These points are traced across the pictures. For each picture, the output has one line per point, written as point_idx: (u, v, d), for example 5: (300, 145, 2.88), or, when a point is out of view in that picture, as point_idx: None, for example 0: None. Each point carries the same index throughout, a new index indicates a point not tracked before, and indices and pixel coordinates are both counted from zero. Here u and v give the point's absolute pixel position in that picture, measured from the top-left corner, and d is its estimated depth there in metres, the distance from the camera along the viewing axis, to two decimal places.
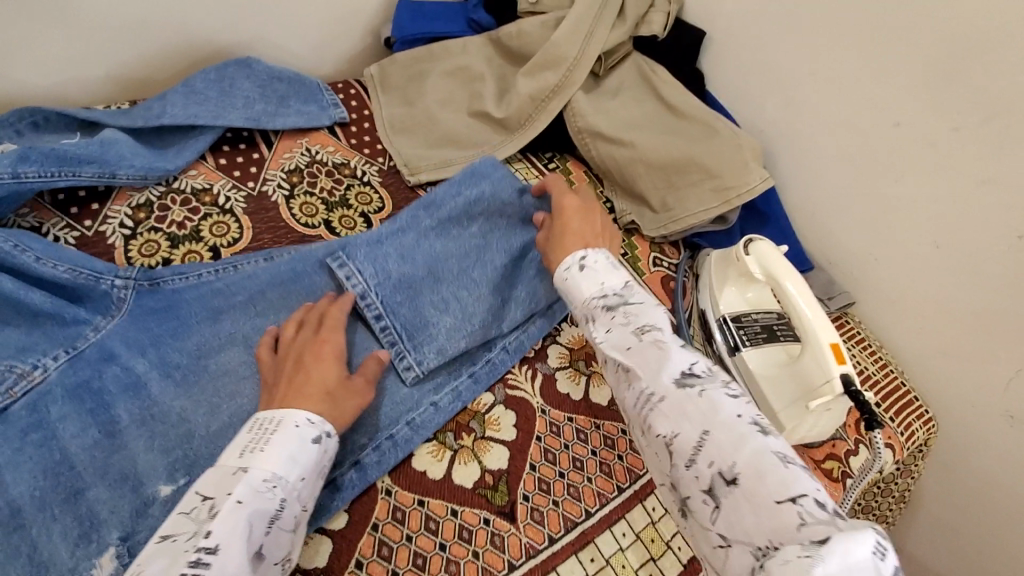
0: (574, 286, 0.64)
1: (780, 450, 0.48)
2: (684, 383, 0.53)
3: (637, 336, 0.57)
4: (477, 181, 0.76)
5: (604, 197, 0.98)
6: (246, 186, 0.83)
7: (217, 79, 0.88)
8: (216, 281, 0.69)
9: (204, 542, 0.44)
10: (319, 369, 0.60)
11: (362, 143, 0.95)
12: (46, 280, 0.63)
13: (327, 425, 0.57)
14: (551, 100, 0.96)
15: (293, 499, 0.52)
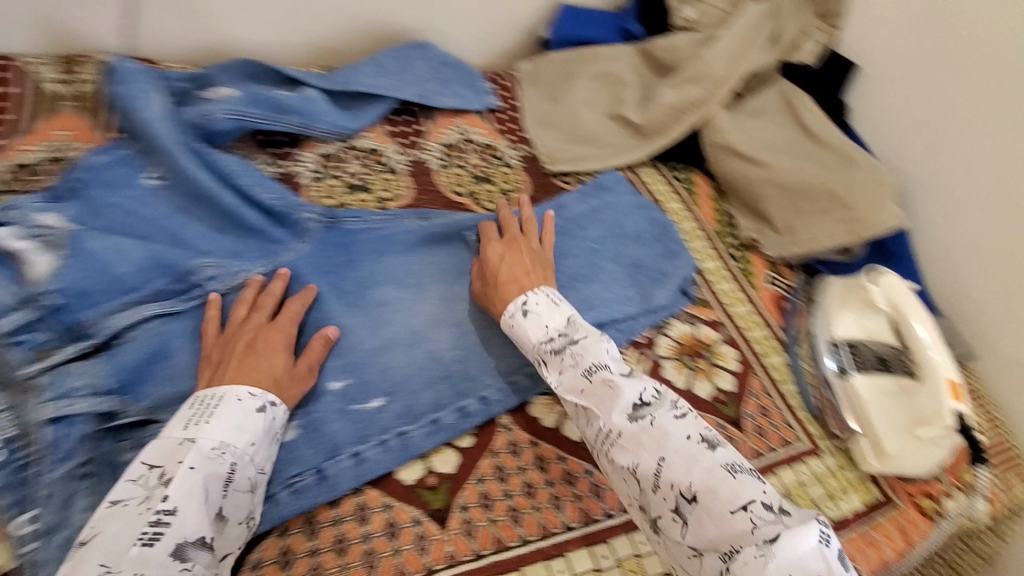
0: (522, 332, 0.66)
1: (729, 461, 0.53)
2: (636, 416, 0.56)
3: (586, 377, 0.60)
4: (601, 193, 0.90)
5: (727, 213, 1.02)
6: (409, 152, 0.93)
7: (401, 57, 0.99)
8: (383, 228, 0.79)
9: (162, 504, 0.47)
10: (266, 356, 0.60)
11: (508, 130, 1.03)
12: (254, 203, 0.75)
13: (270, 395, 0.57)
14: (689, 113, 1.00)
15: (245, 462, 0.53)
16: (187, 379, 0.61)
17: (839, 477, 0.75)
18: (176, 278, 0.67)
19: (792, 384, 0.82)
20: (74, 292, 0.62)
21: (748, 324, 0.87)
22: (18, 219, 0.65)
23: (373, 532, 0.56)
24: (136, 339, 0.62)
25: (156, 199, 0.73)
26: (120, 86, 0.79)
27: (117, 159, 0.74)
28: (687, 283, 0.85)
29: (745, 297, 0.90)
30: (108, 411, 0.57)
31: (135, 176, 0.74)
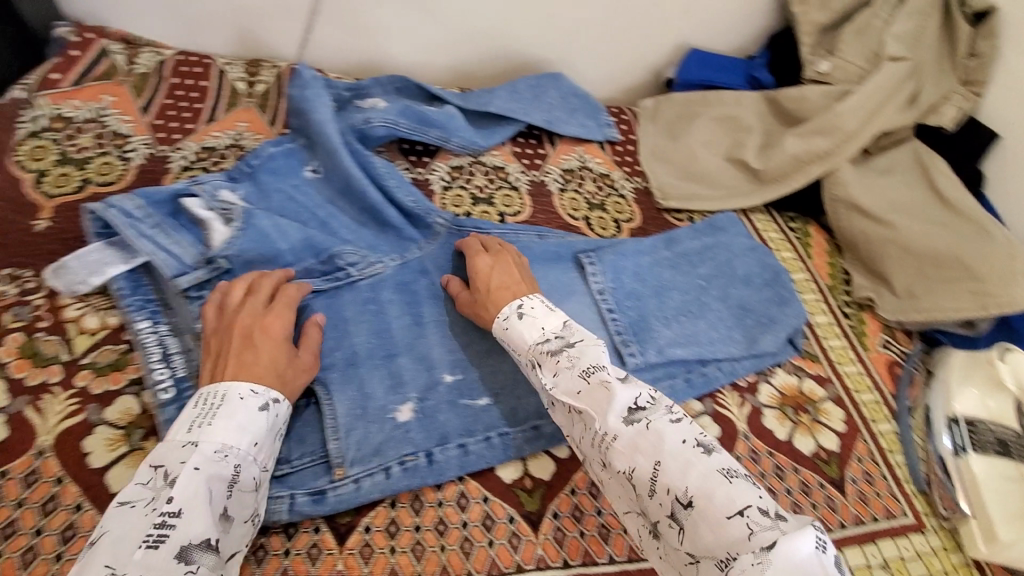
0: (517, 334, 0.66)
1: (724, 465, 0.52)
2: (632, 419, 0.56)
3: (584, 378, 0.59)
4: (715, 233, 0.91)
5: (842, 269, 0.99)
6: (531, 172, 0.99)
7: (535, 85, 1.06)
8: (503, 241, 0.85)
9: (168, 506, 0.49)
10: (264, 349, 0.61)
11: (624, 162, 1.06)
12: (395, 204, 0.83)
13: (273, 392, 0.59)
14: (814, 164, 0.99)
15: (248, 462, 0.54)
16: (327, 355, 0.67)
17: (943, 558, 0.71)
18: (322, 260, 0.75)
19: (901, 455, 0.79)
20: (241, 260, 0.71)
21: (857, 386, 0.84)
22: (202, 192, 0.74)
23: (471, 521, 0.60)
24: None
25: (311, 188, 0.83)
26: (295, 87, 0.87)
27: (284, 154, 0.84)
28: (795, 333, 0.84)
29: (855, 357, 0.88)
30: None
31: (297, 167, 0.84)
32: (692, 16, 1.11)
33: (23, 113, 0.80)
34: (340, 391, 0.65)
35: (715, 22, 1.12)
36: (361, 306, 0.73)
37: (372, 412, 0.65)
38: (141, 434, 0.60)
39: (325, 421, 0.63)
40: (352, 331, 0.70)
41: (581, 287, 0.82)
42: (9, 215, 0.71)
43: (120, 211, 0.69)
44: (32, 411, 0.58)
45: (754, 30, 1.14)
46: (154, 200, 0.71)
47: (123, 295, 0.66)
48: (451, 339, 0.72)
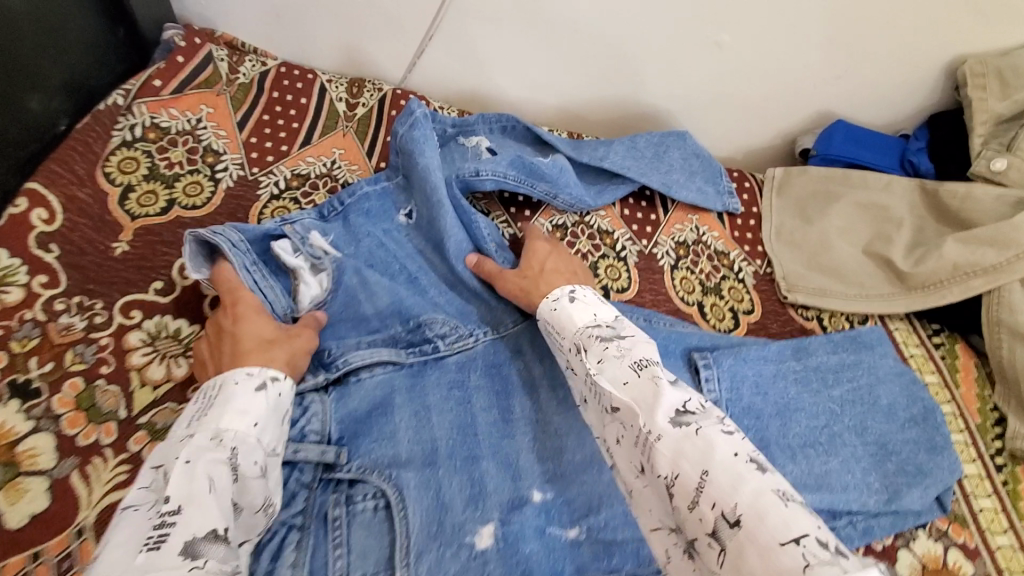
0: (566, 316, 0.61)
1: (782, 487, 0.43)
2: (680, 421, 0.48)
3: (634, 370, 0.52)
4: (857, 349, 0.77)
5: (993, 404, 0.83)
6: (640, 242, 0.88)
7: (657, 143, 0.95)
8: None
9: (166, 506, 0.44)
10: (244, 328, 0.58)
11: (744, 239, 0.94)
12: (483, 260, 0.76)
13: (271, 370, 0.55)
14: (977, 277, 0.84)
15: (250, 444, 0.50)
16: (403, 446, 0.59)
17: None
18: (410, 328, 0.68)
19: None
20: (327, 322, 0.67)
21: (1010, 565, 0.69)
22: (294, 234, 0.68)
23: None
24: (364, 382, 0.64)
25: (404, 239, 0.75)
26: (404, 123, 0.77)
27: (381, 195, 0.76)
28: (943, 489, 0.70)
29: (1007, 524, 0.73)
30: (330, 461, 0.57)
31: (391, 210, 0.76)
32: (842, 83, 0.98)
33: (120, 120, 0.74)
34: (416, 500, 0.55)
35: (868, 93, 0.99)
36: (449, 390, 0.64)
37: (448, 531, 0.54)
38: None
39: (396, 537, 0.53)
40: (432, 421, 0.61)
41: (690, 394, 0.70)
42: (90, 235, 0.65)
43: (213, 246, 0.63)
44: (79, 479, 0.53)
45: (911, 107, 1.01)
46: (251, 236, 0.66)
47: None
48: (544, 444, 0.62)
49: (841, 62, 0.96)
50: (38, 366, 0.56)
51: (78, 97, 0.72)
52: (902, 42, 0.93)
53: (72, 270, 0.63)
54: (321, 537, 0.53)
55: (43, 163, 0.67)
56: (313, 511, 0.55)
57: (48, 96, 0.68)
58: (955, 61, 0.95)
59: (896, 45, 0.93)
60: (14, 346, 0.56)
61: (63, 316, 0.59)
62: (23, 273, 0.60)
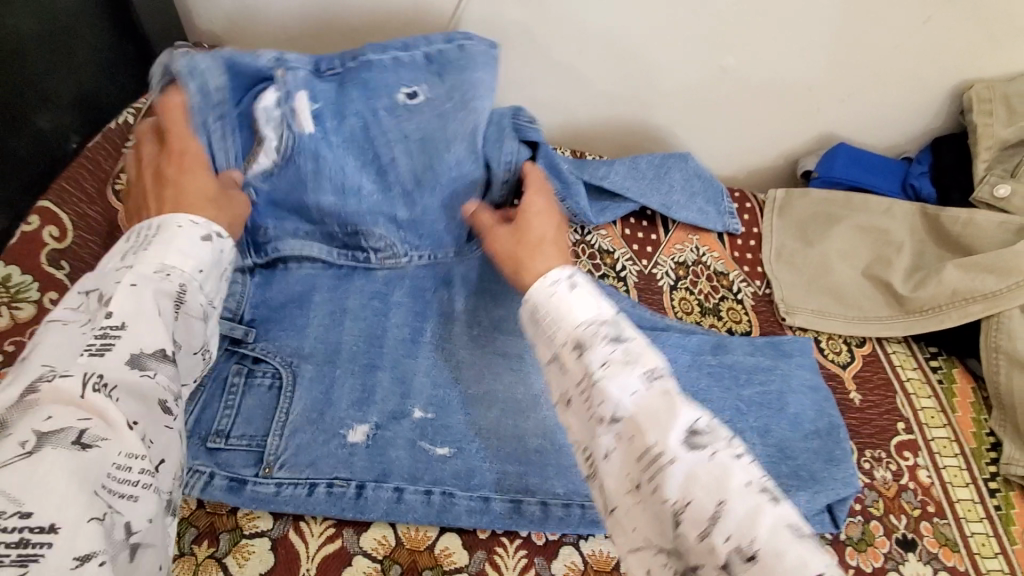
0: (564, 306, 0.51)
1: (795, 520, 0.39)
2: (694, 442, 0.42)
3: (645, 380, 0.45)
4: (777, 355, 0.78)
5: (989, 429, 0.84)
6: (640, 262, 0.89)
7: (659, 164, 0.94)
8: None
9: (106, 321, 0.43)
10: (187, 179, 0.56)
11: (744, 259, 0.95)
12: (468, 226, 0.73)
13: (216, 226, 0.53)
14: (977, 303, 0.84)
15: (195, 287, 0.50)
16: (309, 346, 0.66)
17: None
18: (347, 230, 0.70)
19: None
20: (267, 199, 0.66)
21: None
22: (279, 83, 0.61)
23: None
24: (290, 272, 0.70)
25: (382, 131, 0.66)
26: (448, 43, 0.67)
27: (370, 80, 0.64)
28: (838, 502, 0.69)
29: (998, 549, 0.73)
30: (239, 337, 0.64)
31: (393, 84, 0.65)
32: (845, 105, 0.99)
33: (130, 139, 0.74)
34: (305, 390, 0.63)
35: (873, 115, 1.00)
36: (369, 310, 0.70)
37: (327, 421, 0.61)
38: (190, 532, 0.55)
39: (277, 410, 0.61)
40: (343, 330, 0.68)
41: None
42: (99, 253, 0.67)
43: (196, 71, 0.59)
44: None
45: (917, 129, 1.01)
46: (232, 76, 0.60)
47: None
48: (541, 462, 0.63)
49: (846, 83, 0.96)
50: None
51: (89, 114, 0.74)
52: (905, 67, 0.94)
53: None
54: (216, 394, 0.61)
55: (56, 181, 0.68)
56: (214, 375, 0.62)
57: (58, 114, 0.69)
58: (962, 85, 0.96)
59: (899, 69, 0.94)
60: None
61: None
62: (34, 290, 0.62)
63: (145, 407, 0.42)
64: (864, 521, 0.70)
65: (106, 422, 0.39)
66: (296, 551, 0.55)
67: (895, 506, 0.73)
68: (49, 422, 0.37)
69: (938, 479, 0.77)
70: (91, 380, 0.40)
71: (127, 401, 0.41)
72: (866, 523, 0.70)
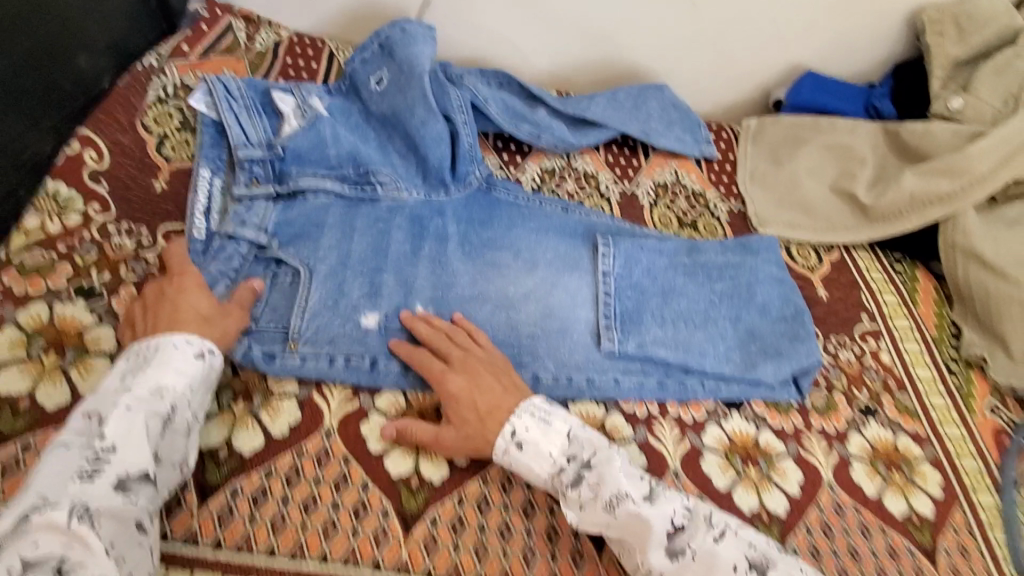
0: (524, 467, 0.60)
1: None
2: (674, 548, 0.56)
3: (609, 510, 0.57)
4: (744, 253, 0.83)
5: (950, 321, 0.90)
6: (622, 183, 0.97)
7: (636, 95, 1.03)
8: (562, 217, 0.85)
9: (101, 443, 0.50)
10: (186, 297, 0.62)
11: (720, 182, 1.02)
12: (454, 146, 0.85)
13: (208, 342, 0.60)
14: (935, 205, 0.91)
15: (184, 405, 0.56)
16: (324, 251, 0.74)
17: None
18: (359, 173, 0.80)
19: (1002, 532, 0.71)
20: (294, 153, 0.78)
21: (957, 450, 0.77)
22: (298, 95, 0.83)
23: (535, 531, 0.60)
24: (310, 203, 0.77)
25: (365, 101, 0.86)
26: (394, 28, 0.88)
27: (351, 75, 0.87)
28: (802, 374, 0.76)
29: (958, 419, 0.80)
30: (263, 242, 0.73)
31: (370, 71, 0.86)
32: (810, 35, 1.06)
33: (154, 79, 0.83)
34: (320, 282, 0.71)
35: (838, 45, 1.07)
36: (374, 222, 0.78)
37: (342, 308, 0.70)
38: (227, 396, 0.63)
39: (298, 299, 0.70)
40: (352, 239, 0.76)
41: (658, 304, 0.78)
42: (133, 174, 0.75)
43: (224, 87, 0.80)
44: None
45: (878, 55, 1.08)
46: (252, 87, 0.81)
47: (203, 146, 0.77)
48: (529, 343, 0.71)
49: (809, 13, 1.03)
50: (97, 275, 0.66)
51: (118, 58, 0.82)
52: None
53: (119, 200, 0.72)
54: None
55: (92, 112, 0.77)
56: (245, 274, 0.71)
57: (94, 55, 0.78)
58: (916, 10, 1.02)
59: None
60: (77, 259, 0.67)
61: (115, 237, 0.69)
62: (80, 203, 0.70)
63: (123, 532, 0.48)
64: (829, 393, 0.77)
65: (86, 548, 0.45)
66: (320, 409, 0.64)
67: (859, 381, 0.80)
68: (34, 548, 0.43)
69: (900, 360, 0.84)
70: (77, 510, 0.46)
71: (106, 526, 0.47)
72: (831, 394, 0.77)
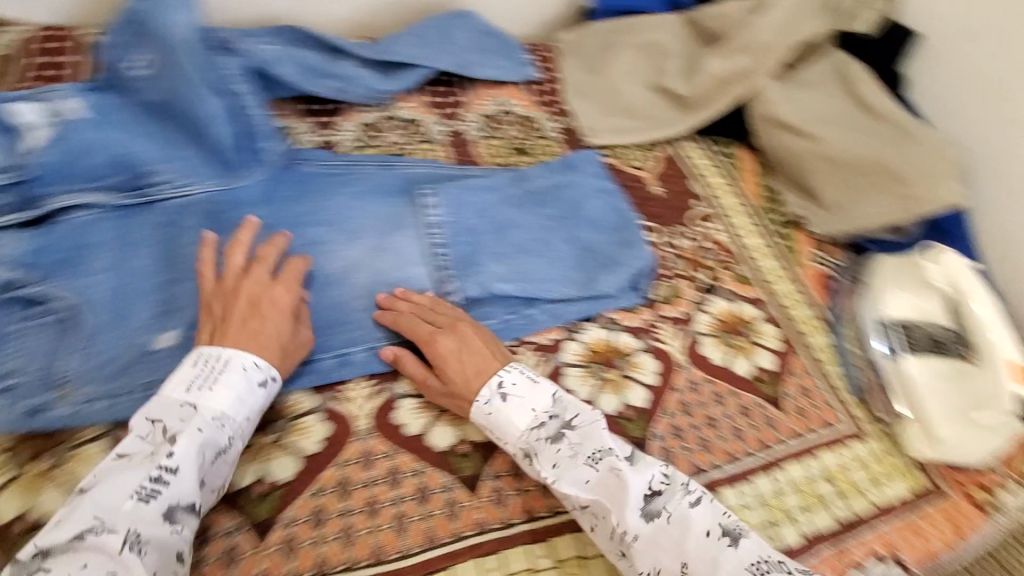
0: (506, 420, 0.60)
1: (756, 560, 0.51)
2: (650, 511, 0.54)
3: (591, 466, 0.56)
4: (567, 171, 0.86)
5: (771, 188, 0.97)
6: (448, 123, 0.93)
7: (440, 27, 0.99)
8: (372, 174, 0.82)
9: (165, 462, 0.51)
10: (266, 322, 0.62)
11: (548, 102, 1.01)
12: (239, 120, 0.77)
13: (272, 369, 0.60)
14: (734, 84, 0.97)
15: (239, 437, 0.57)
16: (96, 276, 0.66)
17: (884, 462, 0.71)
18: (131, 178, 0.71)
19: (837, 366, 0.78)
20: (45, 172, 0.69)
21: (790, 303, 0.83)
22: (42, 100, 0.72)
23: (404, 496, 0.59)
24: (74, 223, 0.69)
25: (130, 90, 0.76)
26: (146, 1, 0.76)
27: (107, 65, 0.76)
28: (638, 276, 0.80)
29: (787, 275, 0.87)
30: (10, 279, 0.64)
31: (126, 58, 0.76)
32: None
33: None
34: (92, 313, 0.64)
35: None
36: (156, 224, 0.71)
37: (136, 329, 0.64)
38: (28, 453, 0.58)
39: (71, 336, 0.62)
40: (133, 255, 0.68)
41: (492, 241, 0.77)
42: None
43: None
44: None
45: None
46: None
47: None
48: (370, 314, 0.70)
49: None
50: None
51: None
52: None
53: None
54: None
55: None
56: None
57: None
58: None
59: None
60: None
61: None
62: None
63: (166, 562, 0.48)
64: (673, 282, 0.82)
65: None
66: None
67: (699, 264, 0.85)
68: (83, 570, 0.44)
69: (732, 236, 0.90)
70: (129, 539, 0.47)
71: (152, 555, 0.48)
72: (674, 283, 0.82)
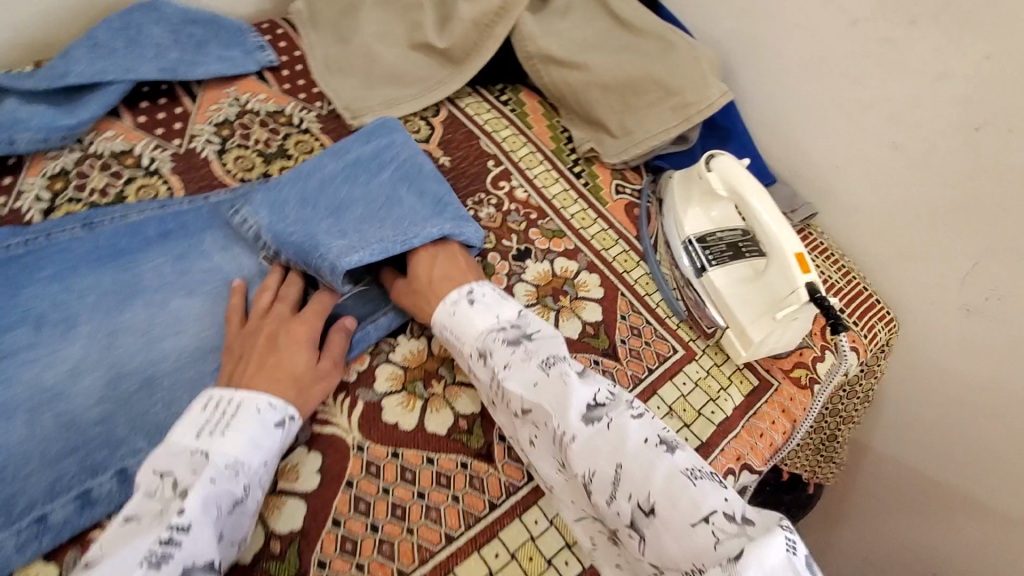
0: (466, 320, 0.59)
1: (689, 466, 0.49)
2: (592, 417, 0.52)
3: (543, 369, 0.55)
4: (366, 142, 0.72)
5: (561, 127, 0.94)
6: (171, 143, 0.75)
7: (124, 27, 0.79)
8: (70, 241, 0.63)
9: (176, 520, 0.44)
10: (287, 356, 0.56)
11: (296, 88, 0.86)
12: None
13: (291, 408, 0.54)
14: (497, 24, 0.89)
15: (257, 484, 0.50)
16: None
17: (717, 374, 0.73)
18: None
19: (657, 292, 0.78)
20: None
21: (603, 243, 0.81)
22: None
23: None
24: None
25: None
26: None
27: None
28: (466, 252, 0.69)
29: (595, 216, 0.84)
30: None
31: None
32: None
33: None
34: None
35: None
36: None
37: None
38: None
39: None
40: None
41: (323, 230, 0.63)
42: None
43: None
44: None
45: None
46: None
47: None
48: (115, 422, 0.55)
49: None
50: None
51: None
52: None
53: None
54: None
55: None
56: None
57: None
58: None
59: None
60: None
61: None
62: None
63: None
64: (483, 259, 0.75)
65: None
66: None
67: (505, 231, 0.79)
68: None
69: (533, 190, 0.85)
70: None
71: None
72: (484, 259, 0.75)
